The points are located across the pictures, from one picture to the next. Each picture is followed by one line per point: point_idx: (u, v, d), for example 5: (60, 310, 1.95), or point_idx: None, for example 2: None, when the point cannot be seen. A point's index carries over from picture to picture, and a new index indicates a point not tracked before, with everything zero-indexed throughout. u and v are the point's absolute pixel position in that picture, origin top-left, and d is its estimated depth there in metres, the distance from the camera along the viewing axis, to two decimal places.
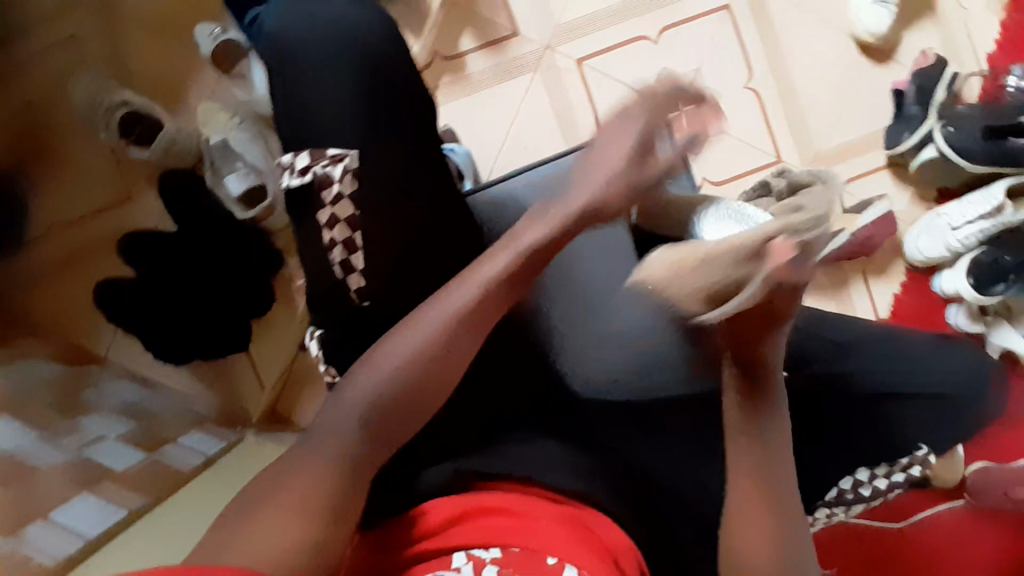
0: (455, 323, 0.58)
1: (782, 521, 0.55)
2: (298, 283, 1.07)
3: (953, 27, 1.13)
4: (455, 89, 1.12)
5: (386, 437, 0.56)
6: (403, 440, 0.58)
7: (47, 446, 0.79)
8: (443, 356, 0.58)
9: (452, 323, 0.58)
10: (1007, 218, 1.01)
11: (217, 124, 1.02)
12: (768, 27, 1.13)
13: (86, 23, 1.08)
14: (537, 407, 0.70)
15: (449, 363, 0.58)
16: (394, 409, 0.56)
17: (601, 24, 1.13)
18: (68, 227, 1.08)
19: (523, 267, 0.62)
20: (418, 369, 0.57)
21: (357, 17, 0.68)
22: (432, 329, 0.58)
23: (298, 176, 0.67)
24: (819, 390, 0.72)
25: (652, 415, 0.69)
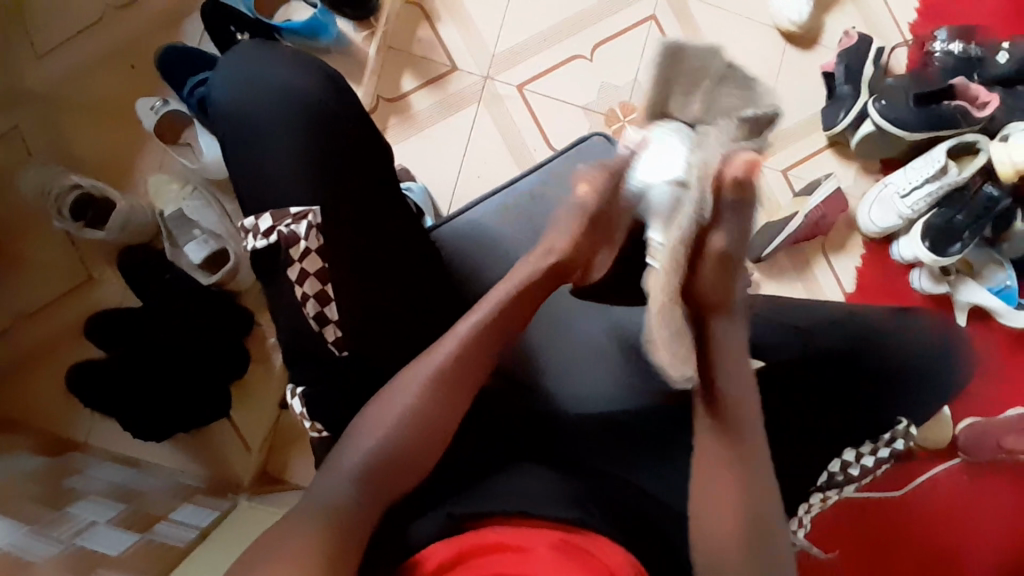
0: (433, 384, 0.62)
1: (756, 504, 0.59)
2: (271, 339, 1.08)
3: (871, 5, 1.17)
4: (405, 129, 1.14)
5: (381, 496, 0.58)
6: (392, 495, 0.59)
7: (37, 539, 0.77)
8: (437, 408, 0.62)
9: (431, 383, 0.62)
10: (953, 178, 1.03)
11: (169, 195, 1.04)
12: (696, 30, 1.17)
13: (25, 114, 1.08)
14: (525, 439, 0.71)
15: (445, 415, 0.62)
16: (395, 471, 0.59)
17: (536, 48, 1.16)
18: (31, 318, 1.07)
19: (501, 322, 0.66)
20: (415, 425, 0.61)
21: (303, 81, 0.69)
22: (413, 390, 0.62)
23: (263, 238, 0.67)
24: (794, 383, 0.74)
25: (621, 428, 0.74)
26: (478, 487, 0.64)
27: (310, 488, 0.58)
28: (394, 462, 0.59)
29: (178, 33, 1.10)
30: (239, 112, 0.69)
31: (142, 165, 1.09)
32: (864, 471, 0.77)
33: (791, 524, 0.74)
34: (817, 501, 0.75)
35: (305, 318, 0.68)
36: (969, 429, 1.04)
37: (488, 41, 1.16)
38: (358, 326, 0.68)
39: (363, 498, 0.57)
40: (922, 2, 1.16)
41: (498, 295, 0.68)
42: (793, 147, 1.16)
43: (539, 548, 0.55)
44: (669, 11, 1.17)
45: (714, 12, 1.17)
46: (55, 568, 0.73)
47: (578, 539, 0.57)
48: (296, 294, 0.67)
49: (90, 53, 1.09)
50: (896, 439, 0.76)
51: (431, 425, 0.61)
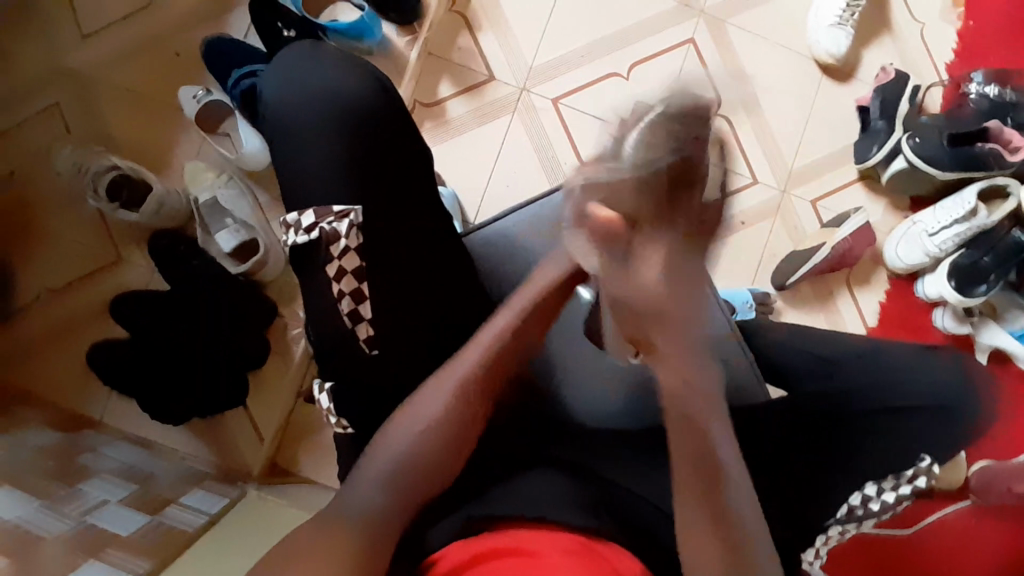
0: (463, 386, 0.64)
1: None
2: (294, 330, 1.09)
3: (910, 43, 1.17)
4: (438, 133, 1.15)
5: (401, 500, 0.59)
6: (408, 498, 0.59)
7: (49, 514, 0.78)
8: (459, 424, 0.63)
9: (462, 386, 0.64)
10: (981, 221, 1.03)
11: (203, 182, 1.06)
12: (732, 55, 1.18)
13: (69, 94, 1.11)
14: (545, 452, 0.71)
15: (465, 427, 0.63)
16: (422, 480, 0.61)
17: (574, 64, 1.17)
18: (57, 295, 1.09)
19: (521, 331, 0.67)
20: (442, 434, 0.62)
21: (341, 82, 0.70)
22: (445, 394, 0.63)
23: (304, 234, 0.68)
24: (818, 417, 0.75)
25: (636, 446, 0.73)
26: (484, 494, 0.65)
27: (334, 501, 0.60)
28: (421, 468, 0.61)
29: (223, 26, 1.12)
30: (280, 112, 0.70)
31: (179, 152, 1.10)
32: (886, 508, 0.72)
33: (807, 554, 0.71)
34: (834, 534, 0.71)
35: (339, 316, 0.69)
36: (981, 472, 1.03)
37: (526, 53, 1.17)
38: (386, 325, 0.68)
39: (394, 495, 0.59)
40: (961, 43, 1.17)
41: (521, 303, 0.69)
42: (822, 177, 1.17)
43: (553, 550, 0.55)
44: (707, 36, 1.18)
45: (751, 40, 1.18)
46: (67, 545, 0.74)
47: (592, 544, 0.57)
48: (333, 291, 0.69)
49: (136, 40, 1.11)
50: (918, 475, 0.73)
51: (457, 431, 0.63)
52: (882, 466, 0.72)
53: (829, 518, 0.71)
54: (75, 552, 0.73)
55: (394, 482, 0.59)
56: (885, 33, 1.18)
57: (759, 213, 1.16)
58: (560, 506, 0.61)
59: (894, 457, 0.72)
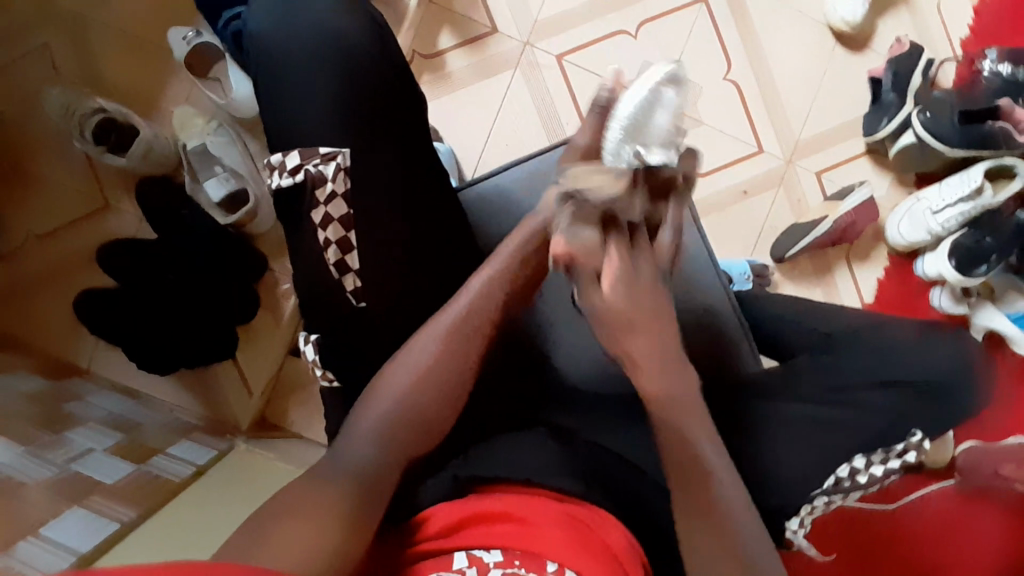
0: (451, 335, 0.63)
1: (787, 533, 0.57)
2: (284, 286, 1.07)
3: (928, 12, 1.13)
4: (437, 88, 1.12)
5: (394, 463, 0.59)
6: (395, 464, 0.59)
7: (33, 461, 0.78)
8: (449, 370, 0.62)
9: (449, 334, 0.63)
10: (987, 201, 1.02)
11: (193, 129, 1.02)
12: (745, 18, 1.14)
13: (55, 29, 1.06)
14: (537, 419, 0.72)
15: (458, 370, 0.63)
16: (415, 430, 0.61)
17: (578, 21, 1.13)
18: (44, 239, 1.07)
19: (506, 272, 0.66)
20: (429, 378, 0.62)
21: (337, 20, 0.67)
22: (433, 340, 0.63)
23: (289, 176, 0.66)
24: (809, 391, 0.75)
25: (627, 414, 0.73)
26: (473, 452, 0.66)
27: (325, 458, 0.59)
28: (414, 417, 0.61)
29: None
30: (269, 61, 0.67)
31: (171, 96, 1.07)
32: (874, 481, 0.73)
33: (791, 522, 0.71)
34: (820, 504, 0.72)
35: (325, 265, 0.67)
36: (967, 453, 1.07)
37: (531, 7, 1.12)
38: (379, 285, 0.67)
39: (384, 458, 0.59)
40: (979, 16, 1.13)
41: (507, 251, 0.67)
42: (828, 150, 1.14)
43: (545, 525, 0.56)
44: None
45: (765, 3, 1.14)
46: (50, 493, 0.74)
47: (575, 512, 0.58)
48: (319, 239, 0.67)
49: None
50: (909, 450, 0.73)
51: (444, 379, 0.62)
52: (867, 442, 0.72)
53: (815, 488, 0.71)
54: (58, 500, 0.73)
55: (384, 441, 0.59)
56: (903, 1, 1.13)
57: (762, 184, 1.14)
58: (550, 472, 0.62)
59: (877, 433, 0.73)
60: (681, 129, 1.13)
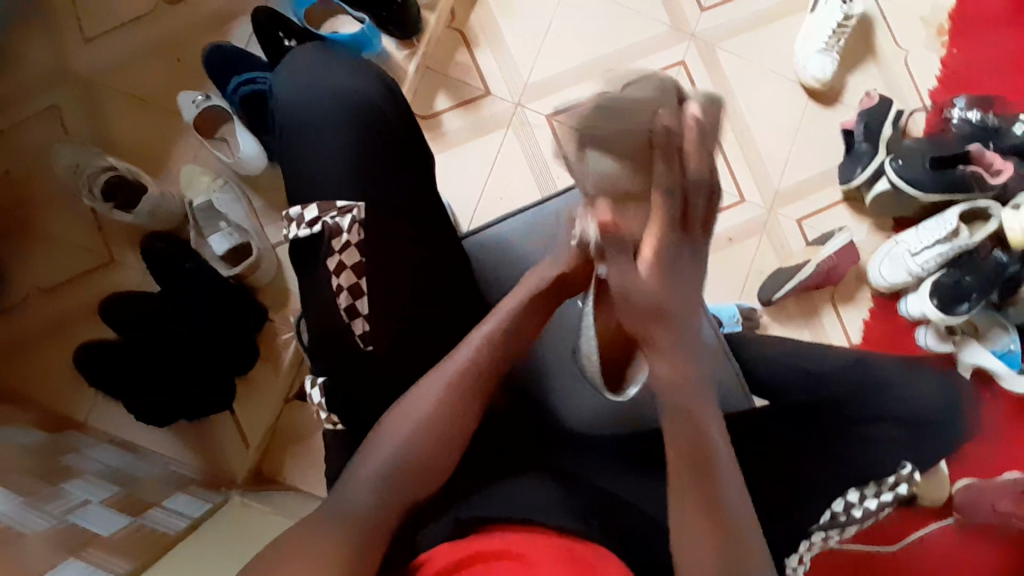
0: (452, 386, 0.65)
1: None
2: (284, 336, 1.08)
3: (894, 69, 1.21)
4: (435, 145, 1.17)
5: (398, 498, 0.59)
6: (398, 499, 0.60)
7: (30, 512, 0.77)
8: (453, 421, 0.64)
9: (450, 385, 0.65)
10: (964, 242, 1.06)
11: (199, 185, 1.06)
12: (722, 78, 1.21)
13: (70, 96, 1.12)
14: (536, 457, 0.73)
15: (461, 419, 0.64)
16: (417, 473, 0.62)
17: (567, 82, 1.20)
18: (47, 294, 1.09)
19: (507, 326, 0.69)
20: (433, 428, 0.63)
21: (354, 85, 0.72)
22: (434, 390, 0.64)
23: (307, 228, 0.69)
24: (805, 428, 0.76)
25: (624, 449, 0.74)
26: (471, 494, 0.66)
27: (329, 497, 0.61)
28: (418, 464, 0.62)
29: (225, 33, 1.13)
30: (295, 106, 0.71)
31: (179, 155, 1.11)
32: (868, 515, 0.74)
33: (791, 559, 0.71)
34: (818, 540, 0.72)
35: (336, 311, 0.69)
36: (964, 490, 1.03)
37: (523, 70, 1.20)
38: (381, 324, 0.69)
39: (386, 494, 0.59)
40: (943, 71, 1.21)
41: (509, 305, 0.70)
42: (808, 198, 1.19)
43: (543, 565, 0.54)
44: (698, 58, 1.21)
45: (742, 64, 1.22)
46: (45, 544, 0.73)
47: (578, 551, 0.58)
48: (331, 285, 0.69)
49: (140, 44, 1.13)
50: (901, 482, 0.74)
51: (446, 428, 0.63)
52: (861, 476, 0.74)
53: (812, 523, 0.72)
54: (55, 551, 0.73)
55: (383, 483, 0.60)
56: (870, 59, 1.22)
57: (746, 231, 1.18)
58: (551, 511, 0.62)
59: (869, 466, 0.74)
60: None
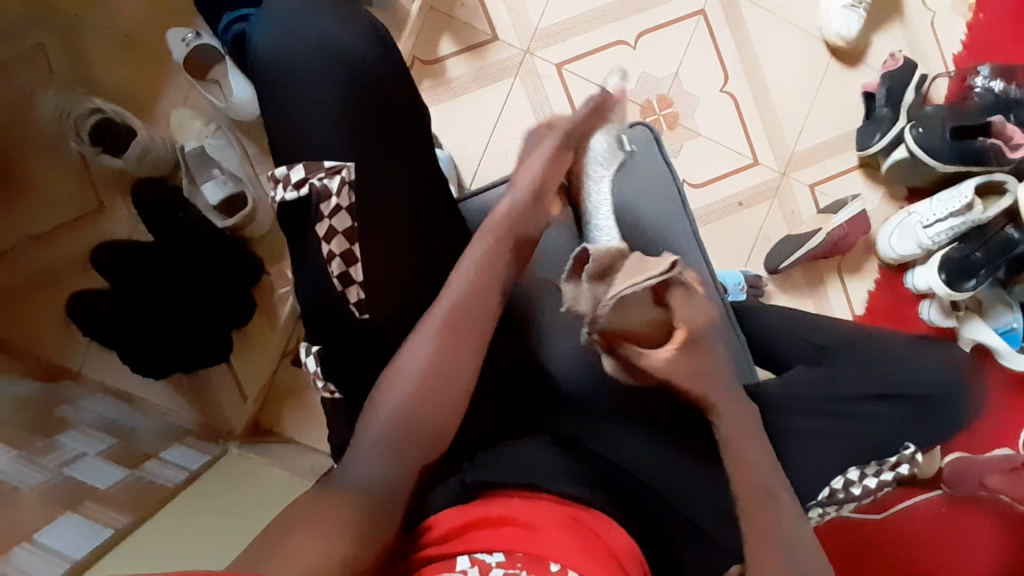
0: (444, 334, 0.62)
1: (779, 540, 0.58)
2: (281, 290, 1.07)
3: (921, 29, 1.15)
4: (437, 93, 1.12)
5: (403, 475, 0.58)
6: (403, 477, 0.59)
7: (25, 466, 0.77)
8: (447, 374, 0.61)
9: (440, 331, 0.62)
10: (976, 216, 1.03)
11: (191, 131, 1.03)
12: (741, 31, 1.15)
13: (49, 29, 1.05)
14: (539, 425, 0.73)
15: (457, 374, 0.61)
16: (417, 430, 0.59)
17: (577, 30, 1.13)
18: (35, 240, 1.05)
19: (494, 259, 0.67)
20: (429, 385, 0.60)
21: (345, 35, 0.67)
22: (427, 343, 0.62)
23: (294, 190, 0.65)
24: (821, 398, 0.74)
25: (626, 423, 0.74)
26: (475, 462, 0.66)
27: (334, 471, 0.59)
28: (417, 425, 0.59)
29: None
30: (273, 57, 0.66)
31: (167, 96, 1.06)
32: (867, 493, 0.74)
33: None
34: (815, 515, 0.74)
35: (328, 279, 0.67)
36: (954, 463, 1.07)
37: (531, 16, 1.13)
38: (383, 296, 0.67)
39: (390, 469, 0.58)
40: (971, 33, 1.15)
41: (490, 229, 0.68)
42: (821, 163, 1.16)
43: (551, 530, 0.56)
44: (717, 9, 1.15)
45: (762, 17, 1.15)
46: (43, 499, 0.73)
47: (585, 520, 0.59)
48: (321, 252, 0.66)
49: None
50: (902, 462, 0.74)
51: (443, 383, 0.61)
52: (866, 453, 0.73)
53: (810, 501, 0.73)
54: (52, 506, 0.72)
55: (393, 450, 0.58)
56: (897, 18, 1.15)
57: (756, 196, 1.15)
58: (556, 477, 0.63)
59: (877, 444, 0.73)
60: (678, 140, 1.14)
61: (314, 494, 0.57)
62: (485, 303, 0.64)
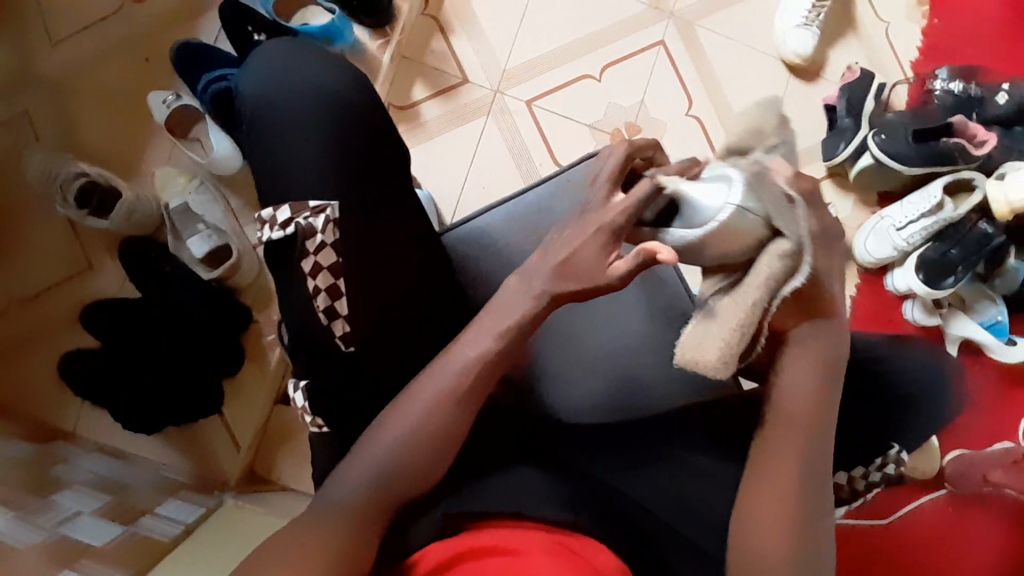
0: (447, 401, 0.62)
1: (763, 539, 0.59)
2: (269, 336, 1.08)
3: (875, 42, 1.20)
4: (414, 136, 1.16)
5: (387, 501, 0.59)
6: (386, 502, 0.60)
7: (21, 526, 0.77)
8: (445, 429, 0.62)
9: (445, 400, 0.62)
10: (949, 214, 1.06)
11: (174, 188, 1.04)
12: (702, 56, 1.20)
13: (36, 100, 1.09)
14: (528, 446, 0.73)
15: (452, 436, 0.62)
16: (406, 478, 0.60)
17: (545, 66, 1.18)
18: (25, 305, 1.07)
19: (506, 346, 0.64)
20: (428, 436, 0.61)
21: (323, 81, 0.69)
22: (427, 403, 0.62)
23: (280, 229, 0.67)
24: None
25: (615, 438, 0.74)
26: (461, 490, 0.65)
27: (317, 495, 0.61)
28: (409, 463, 0.61)
29: (193, 30, 1.10)
30: (263, 105, 0.69)
31: (152, 156, 1.09)
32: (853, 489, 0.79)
33: None
34: None
35: (315, 312, 0.67)
36: (955, 462, 1.04)
37: (500, 56, 1.18)
38: (364, 326, 0.68)
39: (375, 493, 0.59)
40: (924, 41, 1.19)
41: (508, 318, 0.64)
42: None
43: (537, 554, 0.56)
44: (677, 37, 1.20)
45: (722, 41, 1.20)
46: (38, 558, 0.72)
47: (568, 544, 0.60)
48: (308, 287, 0.67)
49: (104, 46, 1.10)
50: (888, 462, 0.77)
51: (443, 434, 0.62)
52: (849, 454, 0.75)
53: None
54: (46, 564, 0.72)
55: (378, 478, 0.60)
56: (851, 32, 1.20)
57: None
58: (540, 501, 0.64)
59: (861, 447, 0.75)
60: None
61: (302, 526, 0.57)
62: (491, 376, 0.64)
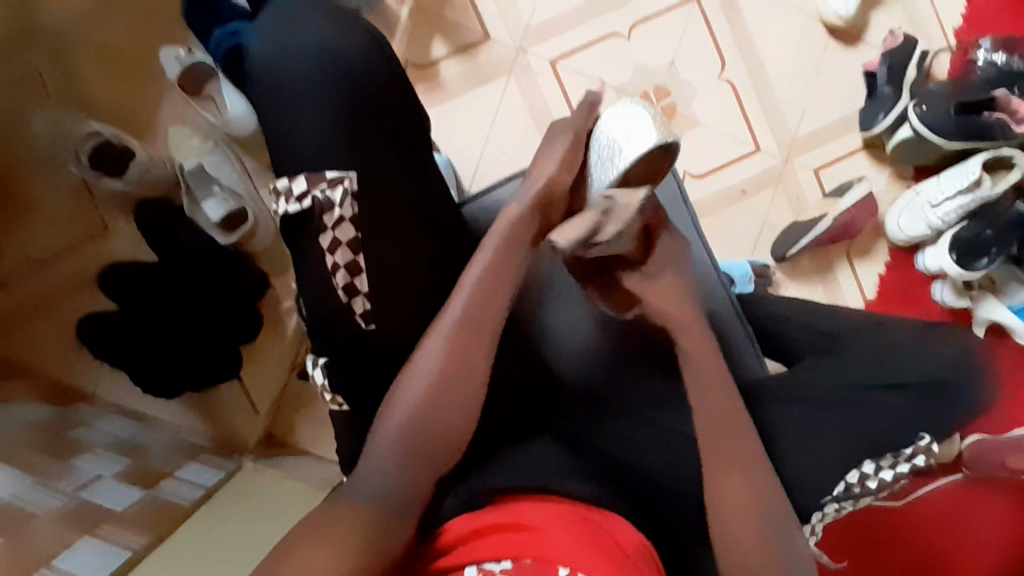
0: (457, 346, 0.62)
1: (782, 533, 0.59)
2: (287, 302, 1.07)
3: (920, 5, 1.13)
4: (431, 96, 1.11)
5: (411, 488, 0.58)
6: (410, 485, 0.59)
7: (42, 491, 0.77)
8: (459, 382, 0.61)
9: (456, 345, 0.62)
10: (986, 192, 1.01)
11: (189, 147, 1.02)
12: (737, 15, 1.14)
13: (44, 54, 1.05)
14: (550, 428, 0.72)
15: (465, 388, 0.61)
16: (428, 452, 0.59)
17: (570, 24, 1.12)
18: (42, 264, 1.06)
19: (496, 271, 0.65)
20: (444, 392, 0.60)
21: (338, 45, 0.66)
22: (438, 355, 0.61)
23: (295, 203, 0.65)
24: (838, 399, 0.72)
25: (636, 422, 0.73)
26: (486, 466, 0.64)
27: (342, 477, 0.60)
28: (431, 433, 0.60)
29: None
30: (276, 68, 0.66)
31: (165, 114, 1.06)
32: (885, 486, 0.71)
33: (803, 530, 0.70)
34: (830, 511, 0.70)
35: (333, 291, 0.66)
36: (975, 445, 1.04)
37: (523, 13, 1.12)
38: (385, 306, 0.67)
39: (401, 475, 0.58)
40: (970, 7, 1.13)
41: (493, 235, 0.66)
42: (824, 145, 1.14)
43: (556, 530, 0.55)
44: None
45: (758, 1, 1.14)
46: (60, 523, 0.73)
47: (593, 516, 0.58)
48: (326, 263, 0.66)
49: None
50: (918, 453, 0.71)
51: (457, 390, 0.61)
52: (877, 444, 0.71)
53: (825, 495, 0.70)
54: (67, 530, 0.72)
55: (403, 456, 0.59)
56: None
57: (760, 183, 1.13)
58: (564, 476, 0.62)
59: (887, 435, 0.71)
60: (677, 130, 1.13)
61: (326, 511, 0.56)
62: (493, 310, 0.64)
